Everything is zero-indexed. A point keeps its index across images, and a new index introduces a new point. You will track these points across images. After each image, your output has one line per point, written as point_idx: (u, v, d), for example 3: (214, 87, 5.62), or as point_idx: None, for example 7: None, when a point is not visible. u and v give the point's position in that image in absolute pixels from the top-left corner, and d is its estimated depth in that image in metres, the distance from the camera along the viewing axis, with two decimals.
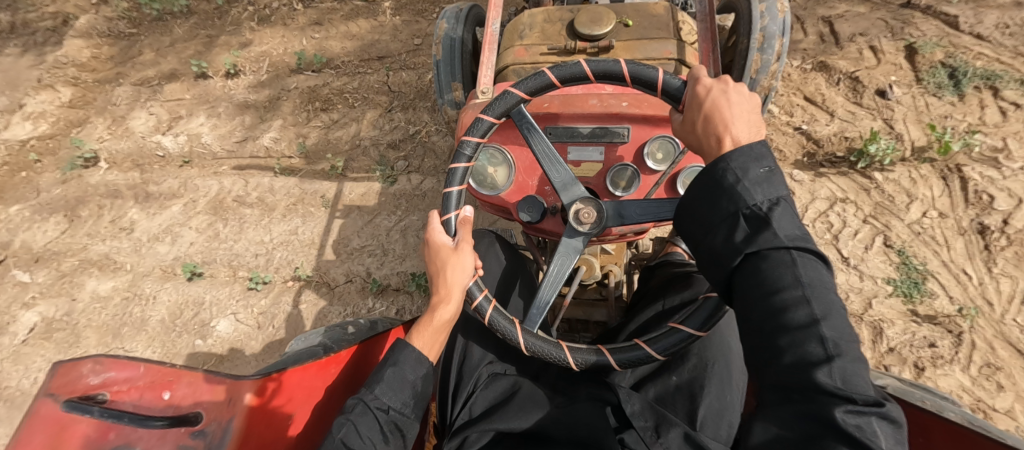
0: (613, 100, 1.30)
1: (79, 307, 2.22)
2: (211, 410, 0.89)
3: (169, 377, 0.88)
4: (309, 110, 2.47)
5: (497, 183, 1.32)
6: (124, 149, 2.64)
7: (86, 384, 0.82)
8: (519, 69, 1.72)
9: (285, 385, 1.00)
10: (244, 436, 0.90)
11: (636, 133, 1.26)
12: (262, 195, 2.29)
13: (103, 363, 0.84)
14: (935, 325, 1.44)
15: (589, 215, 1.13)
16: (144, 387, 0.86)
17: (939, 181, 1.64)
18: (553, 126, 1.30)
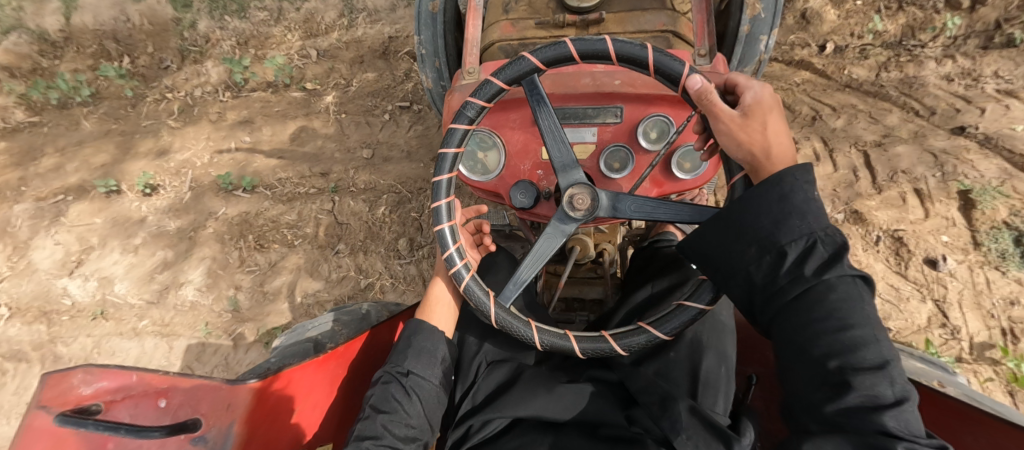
0: (605, 78, 1.07)
1: None
2: (209, 415, 0.90)
3: (163, 385, 0.88)
4: (242, 248, 2.07)
5: (486, 170, 1.12)
6: (27, 292, 2.20)
7: (78, 395, 0.83)
8: (509, 48, 1.34)
9: (288, 386, 1.01)
10: (246, 440, 0.93)
11: (630, 114, 1.05)
12: (188, 367, 1.94)
13: (94, 371, 0.85)
14: None
15: (584, 200, 0.91)
16: (141, 395, 0.87)
17: (1006, 398, 1.35)
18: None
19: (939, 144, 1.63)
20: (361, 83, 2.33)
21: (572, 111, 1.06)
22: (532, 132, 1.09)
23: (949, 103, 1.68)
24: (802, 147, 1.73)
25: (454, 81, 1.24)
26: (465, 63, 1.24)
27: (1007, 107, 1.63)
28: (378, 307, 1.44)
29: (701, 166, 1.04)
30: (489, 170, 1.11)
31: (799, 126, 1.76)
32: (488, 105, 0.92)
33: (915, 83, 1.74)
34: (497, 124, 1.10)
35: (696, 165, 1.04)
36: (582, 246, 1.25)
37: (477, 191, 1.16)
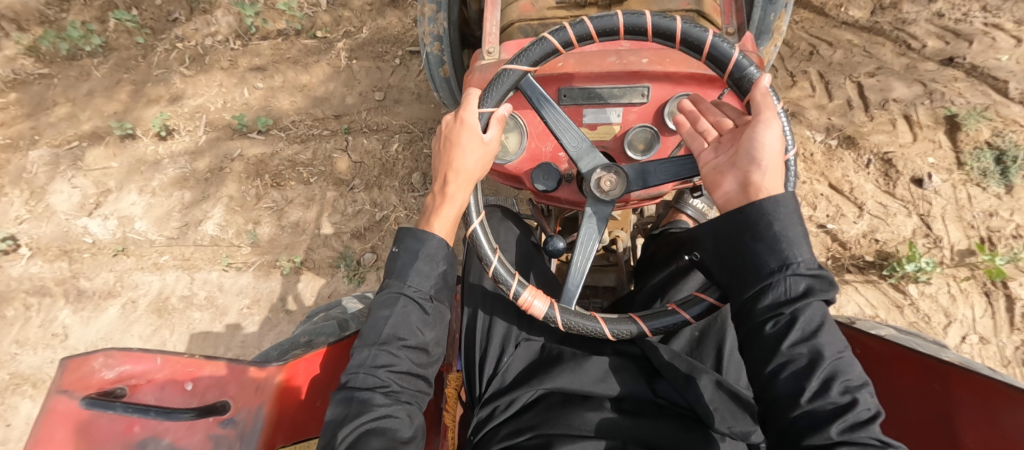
0: (632, 56, 1.13)
1: (14, 435, 1.95)
2: (236, 399, 0.95)
3: (191, 368, 0.95)
4: (258, 186, 2.14)
5: (509, 149, 1.19)
6: (47, 233, 2.27)
7: (100, 378, 0.88)
8: (528, 27, 1.42)
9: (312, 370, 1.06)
10: (276, 420, 0.97)
11: (657, 93, 1.12)
12: (211, 296, 2.02)
13: (113, 357, 0.90)
14: None
15: (612, 184, 1.02)
16: (165, 380, 0.93)
17: (981, 298, 1.45)
18: (568, 87, 1.15)
19: (928, 74, 1.73)
20: (370, 30, 2.38)
21: (598, 90, 1.13)
22: None
23: (940, 36, 1.77)
24: (799, 81, 1.81)
25: (473, 60, 1.31)
26: (484, 43, 1.33)
27: (993, 39, 1.73)
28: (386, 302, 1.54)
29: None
30: (513, 149, 1.19)
31: (797, 61, 1.85)
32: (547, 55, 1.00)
33: (909, 19, 1.83)
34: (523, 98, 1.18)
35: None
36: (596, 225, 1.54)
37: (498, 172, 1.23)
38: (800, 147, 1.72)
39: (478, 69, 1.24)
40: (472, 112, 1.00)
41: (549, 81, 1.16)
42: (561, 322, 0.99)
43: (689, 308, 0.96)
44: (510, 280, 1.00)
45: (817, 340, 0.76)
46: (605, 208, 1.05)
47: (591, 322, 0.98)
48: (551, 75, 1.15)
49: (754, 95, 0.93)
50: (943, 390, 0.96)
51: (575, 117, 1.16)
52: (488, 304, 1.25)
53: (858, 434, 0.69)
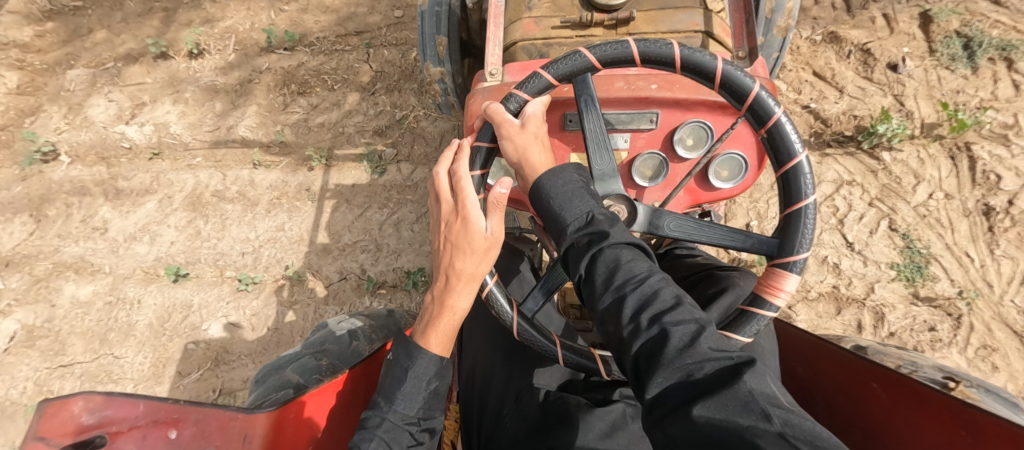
0: (640, 82, 1.07)
1: (59, 313, 2.10)
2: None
3: (174, 415, 0.88)
4: (286, 94, 2.30)
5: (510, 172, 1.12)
6: (86, 141, 2.44)
7: (78, 424, 0.82)
8: (531, 47, 1.34)
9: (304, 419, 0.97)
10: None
11: (665, 119, 1.06)
12: (243, 189, 2.16)
13: (95, 400, 0.85)
14: (935, 308, 1.46)
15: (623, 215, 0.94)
16: (145, 427, 0.85)
17: (947, 161, 1.60)
18: (574, 110, 1.06)
19: None
20: None
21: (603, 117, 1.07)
22: (559, 141, 1.08)
23: None
24: None
25: (477, 81, 1.28)
26: (487, 63, 1.27)
27: None
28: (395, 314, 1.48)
29: (738, 174, 1.08)
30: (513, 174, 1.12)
31: None
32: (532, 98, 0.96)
33: None
34: None
35: (732, 174, 1.08)
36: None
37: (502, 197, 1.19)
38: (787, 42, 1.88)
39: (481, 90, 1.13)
40: (467, 203, 0.88)
41: (553, 103, 1.06)
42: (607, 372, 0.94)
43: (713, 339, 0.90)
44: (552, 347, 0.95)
45: (621, 278, 0.74)
46: None
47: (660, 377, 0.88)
48: (557, 100, 1.06)
49: (755, 101, 0.90)
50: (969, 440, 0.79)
51: (580, 141, 1.08)
52: (490, 353, 1.21)
53: (679, 361, 0.62)
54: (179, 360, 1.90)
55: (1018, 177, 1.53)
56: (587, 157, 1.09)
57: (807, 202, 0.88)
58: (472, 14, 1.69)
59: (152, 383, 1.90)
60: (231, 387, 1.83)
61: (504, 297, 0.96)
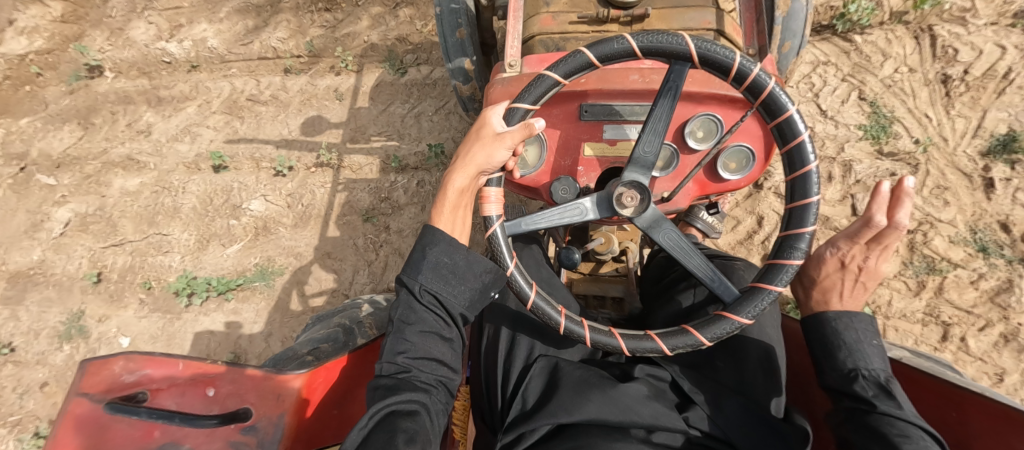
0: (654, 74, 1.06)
1: (110, 202, 2.31)
2: (259, 406, 0.95)
3: (211, 374, 0.94)
4: (313, 11, 2.45)
5: (523, 161, 1.12)
6: (129, 57, 2.63)
7: (121, 382, 0.87)
8: (548, 41, 1.30)
9: (333, 378, 1.08)
10: (295, 431, 0.97)
11: (677, 111, 1.05)
12: (276, 93, 2.37)
13: (135, 360, 0.89)
14: (897, 161, 1.65)
15: (635, 198, 0.94)
16: (185, 384, 0.91)
17: (911, 41, 1.80)
18: (589, 101, 1.07)
19: None
20: None
21: (618, 107, 1.07)
22: (574, 129, 1.10)
23: None
24: None
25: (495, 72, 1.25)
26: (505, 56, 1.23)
27: None
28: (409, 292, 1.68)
29: (746, 166, 1.07)
30: (526, 160, 1.13)
31: None
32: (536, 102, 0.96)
33: None
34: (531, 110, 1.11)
35: (740, 164, 1.07)
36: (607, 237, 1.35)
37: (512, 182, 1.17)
38: None
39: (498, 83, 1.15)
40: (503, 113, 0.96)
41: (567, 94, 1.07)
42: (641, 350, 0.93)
43: (741, 312, 0.90)
44: (565, 320, 0.95)
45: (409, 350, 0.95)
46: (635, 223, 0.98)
47: (684, 337, 0.91)
48: (572, 90, 1.07)
49: (773, 100, 0.88)
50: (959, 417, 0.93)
51: (594, 132, 1.10)
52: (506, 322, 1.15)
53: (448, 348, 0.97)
54: (222, 234, 2.11)
55: (972, 51, 1.73)
56: (601, 147, 1.09)
57: (800, 138, 0.88)
58: (483, 11, 1.61)
59: (198, 255, 2.11)
60: (270, 255, 2.04)
61: (545, 297, 0.97)
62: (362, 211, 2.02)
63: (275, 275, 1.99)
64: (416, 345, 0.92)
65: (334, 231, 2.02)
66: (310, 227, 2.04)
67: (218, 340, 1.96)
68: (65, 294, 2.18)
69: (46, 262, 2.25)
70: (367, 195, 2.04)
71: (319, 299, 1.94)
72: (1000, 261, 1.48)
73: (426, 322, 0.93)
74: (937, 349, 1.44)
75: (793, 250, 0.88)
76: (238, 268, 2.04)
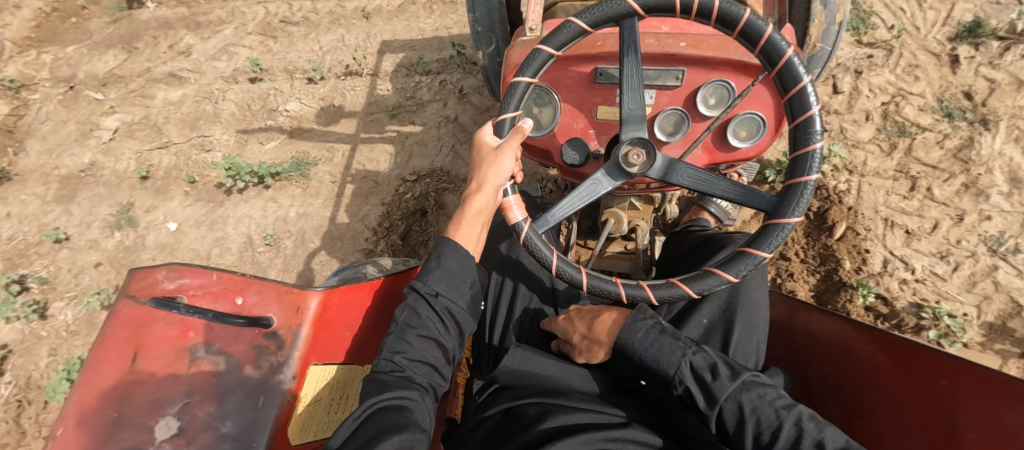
0: (670, 40, 1.15)
1: (154, 112, 2.51)
2: (280, 317, 1.05)
3: (239, 285, 1.04)
4: None
5: (542, 123, 1.23)
6: None
7: (162, 287, 0.98)
8: (571, 9, 1.53)
9: (344, 303, 1.15)
10: (311, 343, 1.07)
11: (690, 77, 1.13)
12: (308, 14, 2.57)
13: (174, 270, 0.99)
14: (875, 47, 1.84)
15: (640, 156, 1.01)
16: (216, 293, 1.01)
17: None
18: (605, 65, 1.18)
19: None
20: None
21: None
22: (591, 92, 1.20)
23: None
24: None
25: (518, 38, 1.39)
26: (527, 20, 1.38)
27: None
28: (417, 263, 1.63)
29: (756, 134, 1.13)
30: (544, 123, 1.24)
31: None
32: (555, 53, 1.07)
33: None
34: (554, 73, 1.21)
35: (751, 133, 1.14)
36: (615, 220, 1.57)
37: (530, 147, 1.27)
38: None
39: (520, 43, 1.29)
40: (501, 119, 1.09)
41: (587, 59, 1.18)
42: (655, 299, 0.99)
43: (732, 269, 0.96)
44: (576, 273, 1.03)
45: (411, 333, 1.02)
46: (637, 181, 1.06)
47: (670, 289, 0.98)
48: (590, 54, 1.18)
49: (767, 44, 0.95)
50: (949, 386, 0.95)
51: (609, 96, 1.19)
52: (510, 274, 1.32)
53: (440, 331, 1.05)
54: (260, 133, 2.31)
55: None
56: (612, 110, 1.19)
57: (788, 56, 0.94)
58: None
59: (239, 152, 2.31)
60: (305, 149, 2.23)
61: (565, 262, 1.04)
62: (389, 108, 2.22)
63: (309, 166, 2.19)
64: (415, 348, 1.00)
65: (363, 128, 2.21)
66: (343, 125, 2.24)
67: (257, 222, 2.15)
68: (114, 190, 2.38)
69: (97, 164, 2.45)
70: (393, 94, 2.24)
71: (349, 185, 2.13)
72: (963, 123, 1.65)
73: (428, 327, 1.02)
74: (906, 198, 1.61)
75: (809, 135, 0.95)
76: (276, 161, 2.24)
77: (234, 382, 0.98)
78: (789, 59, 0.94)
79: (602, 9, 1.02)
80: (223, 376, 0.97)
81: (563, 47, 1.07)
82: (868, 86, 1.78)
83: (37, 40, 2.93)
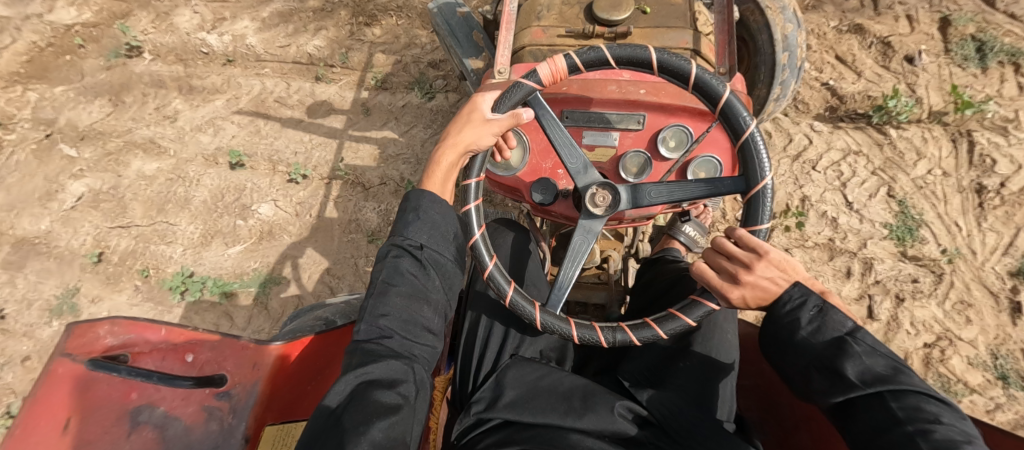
0: (630, 87, 1.30)
1: (125, 183, 2.33)
2: (233, 374, 1.10)
3: (191, 342, 1.08)
4: (353, 24, 2.47)
5: (512, 164, 1.32)
6: (169, 42, 2.66)
7: (103, 344, 0.99)
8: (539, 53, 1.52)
9: (308, 353, 1.23)
10: (265, 400, 1.11)
11: (651, 121, 1.28)
12: (304, 98, 2.37)
13: (117, 326, 1.01)
14: (920, 266, 1.59)
15: (605, 198, 1.09)
16: (166, 349, 1.05)
17: (949, 142, 1.75)
18: (571, 109, 1.30)
19: None
20: None
21: (596, 115, 1.29)
22: None
23: None
24: None
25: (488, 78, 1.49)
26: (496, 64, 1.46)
27: None
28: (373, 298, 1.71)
29: (714, 175, 1.28)
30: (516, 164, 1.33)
31: None
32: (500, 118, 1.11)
33: None
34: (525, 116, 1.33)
35: (709, 175, 1.27)
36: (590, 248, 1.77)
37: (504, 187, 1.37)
38: (815, 27, 2.05)
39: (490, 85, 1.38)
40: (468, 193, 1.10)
41: (554, 103, 1.31)
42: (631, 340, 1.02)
43: (691, 312, 1.00)
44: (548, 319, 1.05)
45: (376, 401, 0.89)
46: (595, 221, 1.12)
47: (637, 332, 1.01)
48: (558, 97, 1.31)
49: (696, 81, 1.04)
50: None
51: (574, 136, 1.31)
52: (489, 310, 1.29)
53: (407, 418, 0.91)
54: (226, 234, 2.09)
55: (1011, 164, 1.68)
56: None
57: (713, 87, 1.03)
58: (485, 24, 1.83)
59: (200, 249, 2.10)
60: (270, 261, 2.03)
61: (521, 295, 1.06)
62: (368, 232, 2.02)
63: (270, 284, 1.98)
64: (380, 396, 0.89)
65: (337, 249, 2.01)
66: (316, 241, 2.03)
67: None
68: (64, 267, 2.19)
69: (52, 234, 2.26)
70: (375, 216, 2.04)
71: None
72: (1018, 393, 1.41)
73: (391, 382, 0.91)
74: None
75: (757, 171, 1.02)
76: (236, 270, 2.03)
77: (181, 443, 0.98)
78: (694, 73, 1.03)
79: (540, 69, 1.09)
80: (168, 442, 0.97)
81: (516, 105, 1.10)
82: (910, 319, 1.52)
83: (25, 76, 2.74)
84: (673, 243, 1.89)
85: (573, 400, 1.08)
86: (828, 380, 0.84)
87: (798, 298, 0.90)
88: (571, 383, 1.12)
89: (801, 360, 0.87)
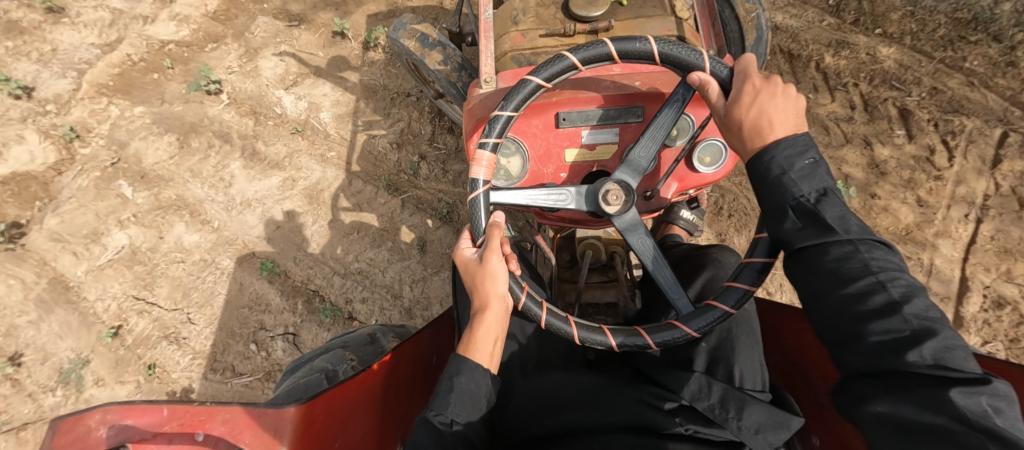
0: (624, 81, 1.35)
1: (163, 247, 2.17)
2: (253, 445, 1.09)
3: (202, 417, 1.10)
4: (436, 127, 2.19)
5: (512, 172, 1.37)
6: (248, 90, 2.43)
7: (99, 436, 1.00)
8: (521, 57, 1.55)
9: (329, 410, 1.20)
10: None
11: (647, 112, 1.33)
12: (361, 204, 2.10)
13: (110, 416, 1.02)
14: None
15: (618, 197, 1.17)
16: (172, 431, 1.06)
17: None
18: (567, 111, 1.33)
19: None
20: None
21: (593, 114, 1.33)
22: (558, 136, 1.35)
23: None
24: None
25: (474, 89, 1.50)
26: (482, 73, 1.49)
27: None
28: (353, 335, 1.69)
29: (717, 158, 1.36)
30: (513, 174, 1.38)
31: None
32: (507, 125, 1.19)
33: None
34: (520, 124, 1.35)
35: (713, 158, 1.36)
36: (593, 249, 1.82)
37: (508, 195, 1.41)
38: None
39: (479, 96, 1.44)
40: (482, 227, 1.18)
41: (549, 106, 1.33)
42: (654, 344, 1.15)
43: (727, 299, 1.14)
44: (560, 323, 1.15)
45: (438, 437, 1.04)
46: (622, 218, 1.21)
47: (669, 331, 1.16)
48: (551, 102, 1.33)
49: (662, 58, 1.14)
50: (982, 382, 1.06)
51: (574, 138, 1.35)
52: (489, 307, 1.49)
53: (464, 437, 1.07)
54: (235, 357, 1.97)
55: None
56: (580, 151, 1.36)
57: (675, 58, 1.13)
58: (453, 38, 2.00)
59: (211, 364, 1.98)
60: None
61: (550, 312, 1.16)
62: None
63: None
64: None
65: None
66: None
67: None
68: (83, 329, 2.09)
69: (82, 286, 2.15)
70: None
71: None
72: None
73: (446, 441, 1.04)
74: None
75: None
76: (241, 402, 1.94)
77: None
78: (656, 52, 1.13)
79: (532, 82, 1.16)
80: None
81: (520, 106, 1.18)
82: None
83: (111, 89, 2.64)
84: (673, 230, 2.02)
85: (593, 402, 1.20)
86: (846, 330, 0.91)
87: (798, 147, 1.00)
88: (593, 389, 1.24)
89: (841, 318, 0.92)
